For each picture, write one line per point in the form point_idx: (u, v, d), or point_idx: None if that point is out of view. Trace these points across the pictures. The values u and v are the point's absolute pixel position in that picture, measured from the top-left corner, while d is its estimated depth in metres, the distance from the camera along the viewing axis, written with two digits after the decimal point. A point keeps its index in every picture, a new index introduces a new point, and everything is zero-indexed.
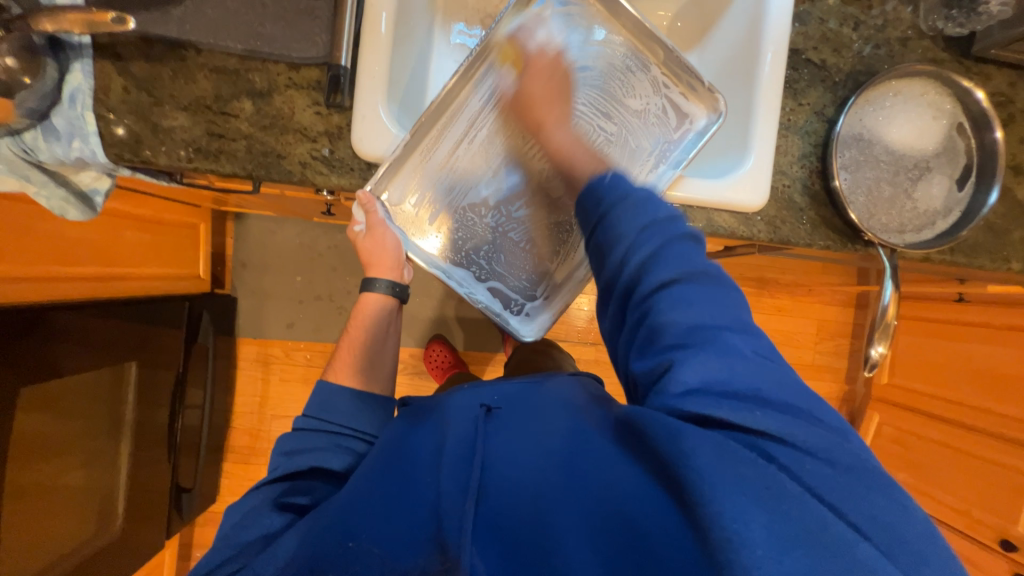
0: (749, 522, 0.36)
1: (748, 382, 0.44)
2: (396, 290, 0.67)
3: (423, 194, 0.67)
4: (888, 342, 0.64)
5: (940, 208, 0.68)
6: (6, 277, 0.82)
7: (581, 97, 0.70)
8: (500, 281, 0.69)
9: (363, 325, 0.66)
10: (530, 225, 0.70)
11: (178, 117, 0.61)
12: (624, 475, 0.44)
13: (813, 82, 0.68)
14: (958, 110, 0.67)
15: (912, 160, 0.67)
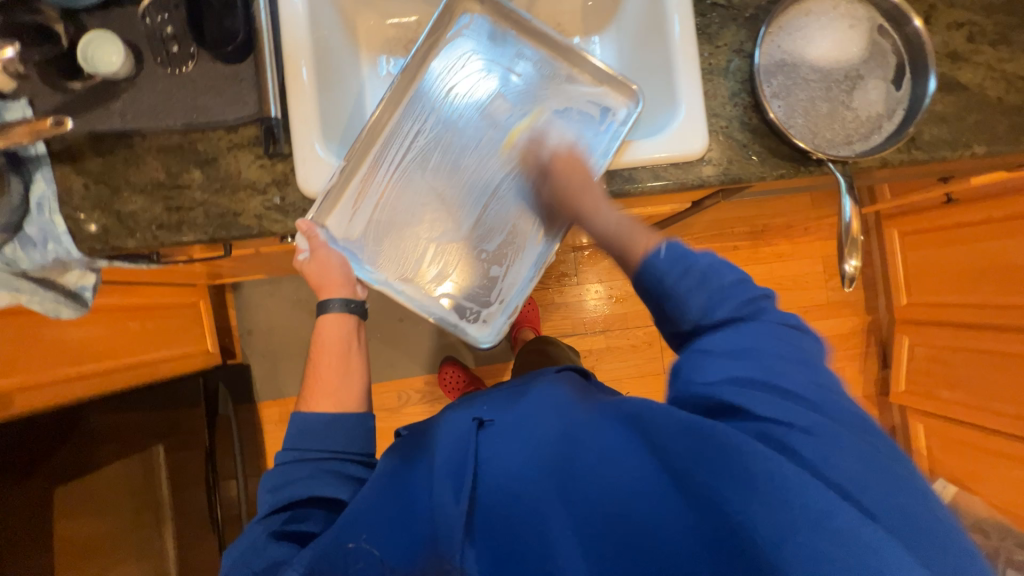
0: (750, 507, 0.41)
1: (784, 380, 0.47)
2: (351, 306, 0.64)
3: (367, 221, 0.70)
4: (860, 254, 0.63)
5: (883, 111, 0.67)
6: (30, 385, 0.88)
7: (506, 108, 0.73)
8: (451, 294, 0.71)
9: (325, 347, 0.64)
10: (475, 237, 0.72)
11: (137, 201, 0.65)
12: (621, 472, 0.48)
13: (725, 23, 0.69)
14: (874, 13, 0.68)
15: (842, 72, 0.67)
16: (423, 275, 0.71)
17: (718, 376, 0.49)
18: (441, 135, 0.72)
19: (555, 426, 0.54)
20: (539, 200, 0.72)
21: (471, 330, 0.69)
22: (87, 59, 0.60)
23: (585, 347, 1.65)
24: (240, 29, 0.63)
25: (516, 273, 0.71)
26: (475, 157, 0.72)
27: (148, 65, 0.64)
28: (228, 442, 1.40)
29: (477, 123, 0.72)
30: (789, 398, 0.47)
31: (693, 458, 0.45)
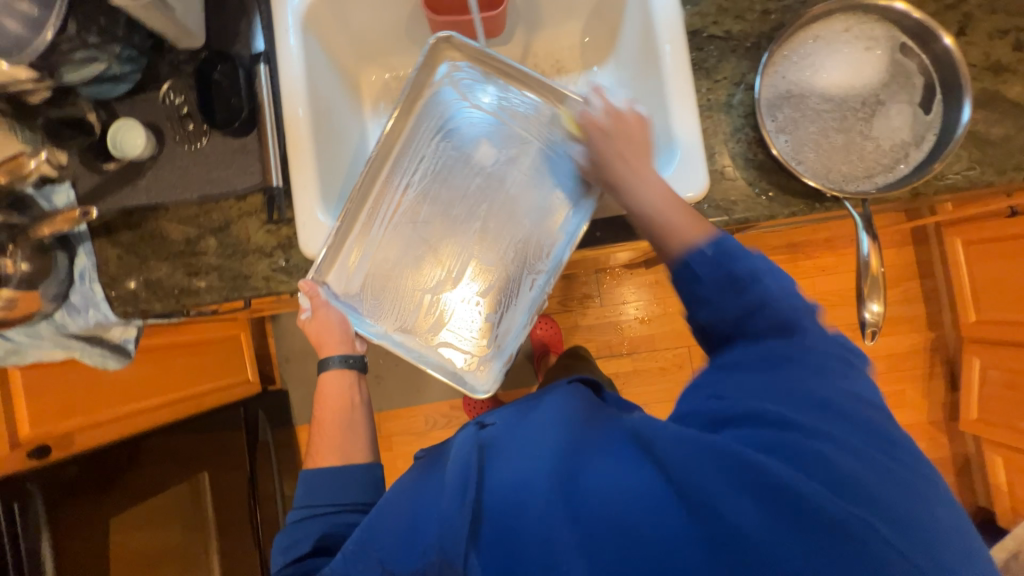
0: (749, 517, 0.39)
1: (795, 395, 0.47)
2: (350, 361, 0.68)
3: (366, 273, 0.72)
4: (881, 299, 0.57)
5: (909, 138, 0.61)
6: (93, 424, 0.98)
7: (495, 153, 0.75)
8: (449, 341, 0.71)
9: (329, 401, 0.67)
10: (470, 282, 0.74)
11: (162, 267, 0.71)
12: (635, 478, 0.43)
13: (723, 55, 0.65)
14: (893, 31, 0.61)
15: (857, 99, 0.61)
16: (422, 322, 0.73)
17: (728, 380, 0.50)
18: (432, 187, 0.75)
19: (559, 439, 0.47)
20: (529, 243, 0.73)
21: (468, 380, 0.66)
22: (116, 145, 0.67)
23: (611, 370, 1.61)
24: (244, 106, 0.68)
25: (511, 317, 0.71)
26: (466, 205, 0.75)
27: (168, 143, 0.70)
28: (268, 465, 1.49)
29: (467, 170, 0.75)
30: (800, 406, 0.46)
31: (710, 473, 0.41)
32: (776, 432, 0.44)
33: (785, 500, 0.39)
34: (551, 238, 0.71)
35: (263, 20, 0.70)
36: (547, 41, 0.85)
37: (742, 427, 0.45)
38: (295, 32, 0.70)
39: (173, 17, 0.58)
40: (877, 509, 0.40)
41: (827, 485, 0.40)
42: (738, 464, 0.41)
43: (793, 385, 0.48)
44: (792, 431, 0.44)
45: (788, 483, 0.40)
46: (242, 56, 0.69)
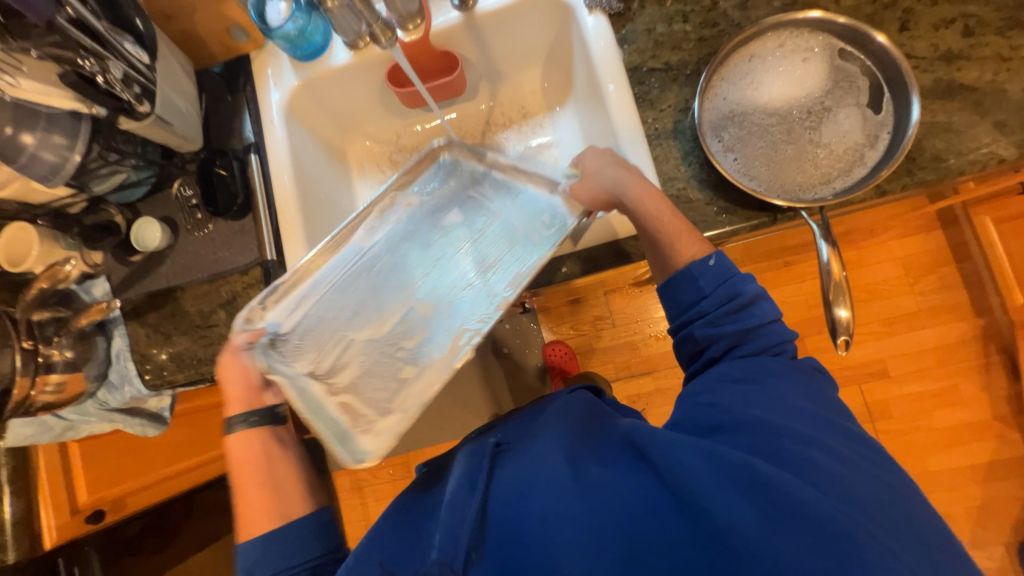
0: (744, 520, 0.42)
1: (785, 407, 0.50)
2: (254, 418, 0.57)
3: (304, 318, 0.63)
4: (845, 302, 0.60)
5: (863, 139, 0.60)
6: (138, 485, 1.04)
7: (454, 220, 0.71)
8: (354, 395, 0.61)
9: (247, 468, 0.55)
10: (404, 338, 0.65)
11: (182, 341, 0.79)
12: (636, 479, 0.47)
13: (665, 86, 0.68)
14: (829, 39, 0.62)
15: (802, 109, 0.62)
16: (337, 370, 0.63)
17: (723, 390, 0.52)
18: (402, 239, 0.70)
19: (567, 447, 0.51)
20: (476, 310, 0.63)
21: (355, 442, 0.57)
22: (139, 241, 0.78)
23: (635, 391, 1.57)
24: (239, 193, 0.77)
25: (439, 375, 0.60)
26: (431, 260, 0.70)
27: (181, 232, 0.79)
28: None
29: (426, 235, 0.71)
30: (790, 413, 0.49)
31: (696, 464, 0.45)
32: (769, 438, 0.47)
33: (773, 497, 0.42)
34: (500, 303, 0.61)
35: (251, 115, 0.79)
36: (509, 91, 0.90)
37: (727, 436, 0.49)
38: (280, 123, 0.79)
39: (175, 130, 0.67)
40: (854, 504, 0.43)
41: (815, 487, 0.43)
42: (734, 463, 0.45)
43: (789, 398, 0.51)
44: (762, 432, 0.47)
45: (780, 486, 0.43)
46: (236, 149, 0.79)
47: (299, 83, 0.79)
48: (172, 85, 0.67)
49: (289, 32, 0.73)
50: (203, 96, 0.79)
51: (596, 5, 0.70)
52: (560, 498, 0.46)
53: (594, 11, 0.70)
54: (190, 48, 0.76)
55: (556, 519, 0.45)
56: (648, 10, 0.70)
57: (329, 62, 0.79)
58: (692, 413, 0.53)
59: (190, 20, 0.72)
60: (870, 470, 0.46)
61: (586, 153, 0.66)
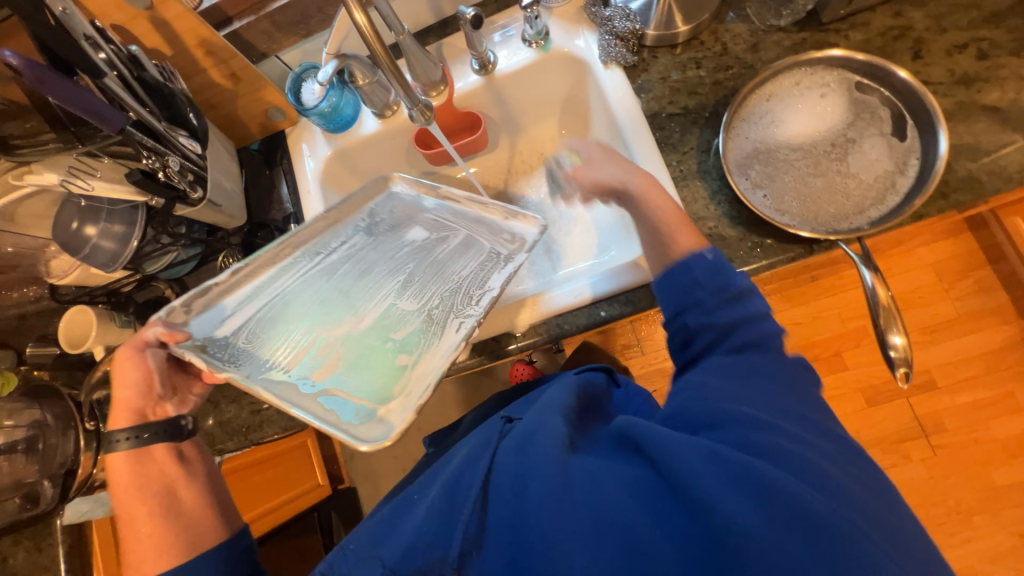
0: (749, 520, 0.35)
1: (770, 400, 0.44)
2: (146, 435, 0.53)
3: (258, 313, 0.58)
4: (900, 329, 0.60)
5: (892, 167, 0.61)
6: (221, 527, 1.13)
7: (414, 235, 0.65)
8: (302, 368, 0.55)
9: (134, 495, 0.51)
10: (381, 330, 0.58)
11: (231, 408, 0.81)
12: (628, 475, 0.42)
13: (686, 129, 0.70)
14: (844, 74, 0.64)
15: (825, 142, 0.63)
16: (311, 367, 0.55)
17: (708, 382, 0.46)
18: (355, 246, 0.64)
19: (565, 433, 0.47)
20: (433, 323, 0.57)
21: (354, 427, 0.47)
22: None
23: None
24: None
25: (426, 364, 0.53)
26: (380, 267, 0.63)
27: None
28: None
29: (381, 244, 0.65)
30: (780, 413, 0.43)
31: (704, 471, 0.38)
32: (754, 433, 0.41)
33: (778, 497, 0.36)
34: (465, 310, 0.56)
35: (288, 187, 0.84)
36: (529, 140, 0.93)
37: (714, 431, 0.42)
38: (315, 191, 0.82)
39: (223, 211, 0.71)
40: (849, 503, 0.37)
41: (817, 489, 0.37)
42: (729, 461, 0.38)
43: (782, 401, 0.44)
44: (750, 426, 0.41)
45: (786, 490, 0.36)
46: (276, 220, 0.83)
47: (332, 152, 0.83)
48: (220, 169, 0.71)
49: (324, 109, 0.77)
50: (244, 172, 0.84)
51: (612, 59, 0.72)
52: (553, 500, 0.41)
53: (609, 65, 0.73)
54: (231, 131, 0.81)
55: (548, 521, 0.41)
56: (662, 59, 0.72)
57: (359, 131, 0.83)
58: (679, 408, 0.46)
59: (233, 106, 0.77)
60: (860, 472, 0.41)
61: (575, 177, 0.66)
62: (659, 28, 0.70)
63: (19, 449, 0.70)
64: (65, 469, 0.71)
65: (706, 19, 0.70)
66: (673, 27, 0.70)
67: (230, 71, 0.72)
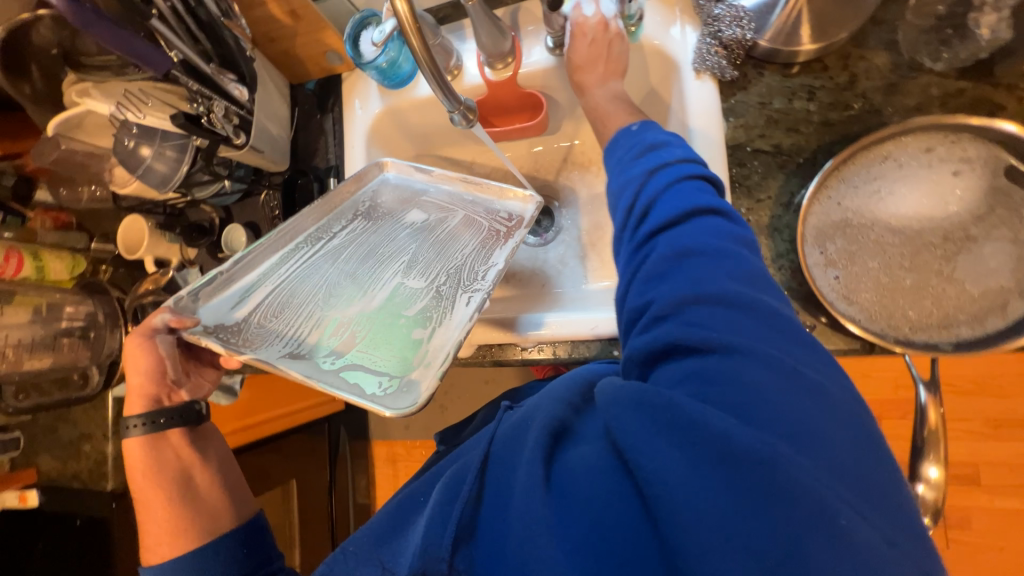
0: (699, 490, 0.32)
1: (734, 325, 0.39)
2: (160, 421, 0.55)
3: (269, 294, 0.53)
4: (938, 460, 0.52)
5: (1012, 284, 0.49)
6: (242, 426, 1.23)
7: (412, 219, 0.64)
8: (330, 344, 0.48)
9: (156, 479, 0.54)
10: (393, 305, 0.52)
11: None
12: (597, 460, 0.39)
13: (770, 172, 0.59)
14: (995, 151, 0.50)
15: (935, 232, 0.52)
16: (329, 343, 0.48)
17: (642, 283, 0.45)
18: (356, 232, 0.62)
19: (552, 418, 0.43)
20: (443, 295, 0.52)
21: (384, 397, 0.41)
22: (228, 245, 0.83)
23: None
24: None
25: (443, 335, 0.46)
26: (384, 249, 0.59)
27: None
28: (344, 476, 1.67)
29: (382, 230, 0.62)
30: (735, 322, 0.39)
31: (634, 418, 0.37)
32: (713, 373, 0.37)
33: (709, 440, 0.34)
34: (476, 284, 0.52)
35: (335, 137, 0.82)
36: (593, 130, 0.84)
37: (662, 369, 0.41)
38: (360, 148, 0.80)
39: (264, 157, 0.70)
40: (817, 456, 0.33)
41: (818, 470, 0.33)
42: (659, 406, 0.36)
43: (729, 311, 0.40)
44: (689, 358, 0.39)
45: (729, 436, 0.33)
46: (318, 169, 0.82)
47: (383, 109, 0.79)
48: (267, 113, 0.69)
49: (380, 63, 0.72)
50: (295, 113, 0.82)
51: (706, 69, 0.61)
52: (523, 484, 0.39)
53: (702, 75, 0.61)
54: (288, 68, 0.79)
55: (529, 516, 0.37)
56: (767, 79, 0.60)
57: (413, 92, 0.78)
58: (633, 343, 0.43)
59: (291, 44, 0.74)
60: (861, 439, 0.36)
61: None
62: (775, 40, 0.58)
63: (77, 334, 0.83)
64: (110, 360, 0.80)
65: (841, 38, 0.56)
66: (795, 43, 0.56)
67: (290, 9, 0.69)
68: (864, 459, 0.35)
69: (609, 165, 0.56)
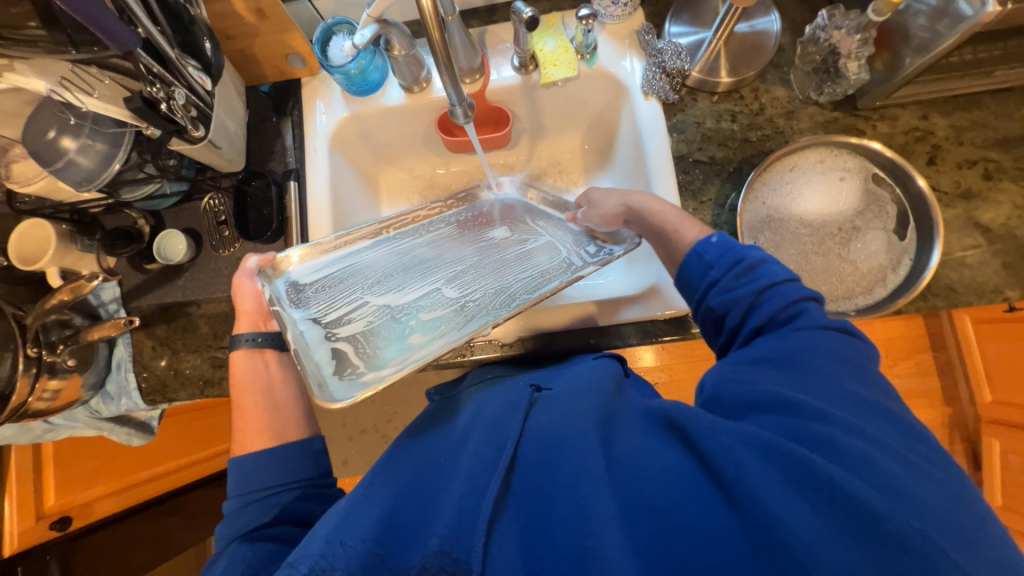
0: (806, 525, 0.34)
1: (834, 389, 0.41)
2: (259, 340, 0.59)
3: (332, 273, 0.61)
4: None
5: (888, 262, 0.64)
6: (167, 469, 1.11)
7: (494, 234, 0.69)
8: (344, 335, 0.53)
9: (248, 388, 0.57)
10: (417, 309, 0.57)
11: (190, 359, 0.76)
12: (678, 469, 0.40)
13: (708, 178, 0.71)
14: (864, 162, 0.67)
15: (835, 224, 0.66)
16: (342, 323, 0.55)
17: (744, 372, 0.45)
18: (441, 235, 0.68)
19: (598, 408, 0.47)
20: (466, 310, 0.56)
21: (332, 383, 0.47)
22: (160, 252, 0.75)
23: None
24: (274, 218, 0.75)
25: (428, 346, 0.51)
26: (450, 256, 0.65)
27: (205, 247, 0.76)
28: None
29: (464, 237, 0.68)
30: (838, 393, 0.41)
31: (740, 450, 0.38)
32: (824, 426, 0.38)
33: (828, 495, 0.35)
34: (512, 304, 0.55)
35: (294, 140, 0.78)
36: (548, 146, 0.91)
37: (763, 416, 0.41)
38: (323, 151, 0.78)
39: (221, 153, 0.66)
40: (915, 505, 0.34)
41: (925, 517, 0.34)
42: (773, 452, 0.37)
43: (837, 378, 0.41)
44: (799, 415, 0.39)
45: (856, 494, 0.34)
46: (275, 172, 0.78)
47: (348, 115, 0.79)
48: (226, 110, 0.66)
49: (350, 70, 0.72)
50: (247, 113, 0.78)
51: (653, 92, 0.72)
52: (584, 472, 0.41)
53: (650, 97, 0.72)
54: (244, 66, 0.75)
55: (588, 506, 0.39)
56: (700, 104, 0.73)
57: (382, 100, 0.79)
58: (719, 391, 0.45)
59: (250, 43, 0.71)
60: (961, 493, 0.36)
61: (591, 191, 0.67)
62: (702, 72, 0.71)
63: None
64: None
65: (751, 75, 0.70)
66: (716, 75, 0.70)
67: (256, 6, 0.66)
68: (967, 521, 0.35)
69: (692, 287, 0.53)
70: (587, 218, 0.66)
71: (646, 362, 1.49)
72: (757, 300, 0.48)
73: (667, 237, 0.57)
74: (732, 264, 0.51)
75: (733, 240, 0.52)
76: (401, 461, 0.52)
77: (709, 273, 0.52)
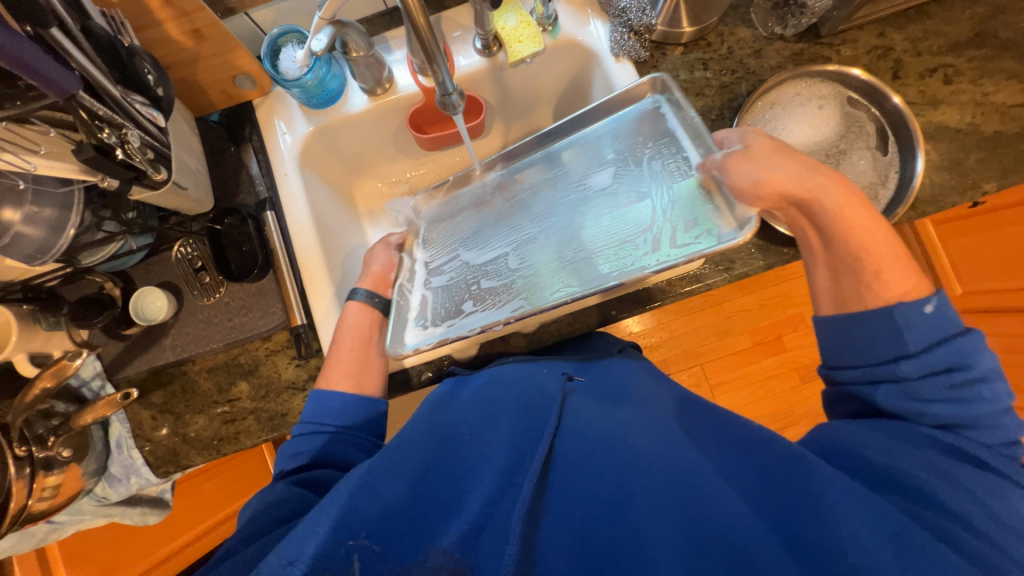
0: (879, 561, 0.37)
1: (938, 468, 0.44)
2: (375, 299, 0.65)
3: (450, 219, 0.72)
4: None
5: (876, 178, 0.66)
6: (185, 541, 1.04)
7: (603, 179, 0.62)
8: (433, 290, 0.63)
9: (345, 332, 0.63)
10: (492, 271, 0.62)
11: (198, 420, 0.71)
12: (730, 497, 0.43)
13: None
14: (838, 88, 0.68)
15: (821, 152, 0.68)
16: (440, 270, 0.65)
17: (864, 437, 0.48)
18: (539, 183, 0.67)
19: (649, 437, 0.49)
20: (530, 281, 0.58)
21: (404, 332, 0.59)
22: (140, 313, 0.68)
23: None
24: (258, 253, 0.70)
25: (484, 316, 0.56)
26: (541, 211, 0.65)
27: (187, 298, 0.70)
28: None
29: (569, 186, 0.64)
30: (948, 477, 0.43)
31: (837, 494, 0.41)
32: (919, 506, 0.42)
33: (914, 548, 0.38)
34: (596, 283, 0.53)
35: (261, 167, 0.73)
36: (521, 127, 0.89)
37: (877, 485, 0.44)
38: (295, 173, 0.73)
39: (189, 195, 0.61)
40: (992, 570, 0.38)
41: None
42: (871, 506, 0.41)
43: (948, 469, 0.44)
44: (907, 489, 0.43)
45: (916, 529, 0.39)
46: (247, 205, 0.73)
47: (314, 131, 0.74)
48: (183, 146, 0.61)
49: (307, 82, 0.68)
50: (203, 147, 0.73)
51: (624, 53, 0.71)
52: (656, 494, 0.43)
53: (622, 58, 0.71)
54: (188, 98, 0.69)
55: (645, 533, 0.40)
56: (671, 57, 0.73)
57: (346, 108, 0.74)
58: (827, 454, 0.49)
59: (190, 70, 0.65)
60: None
61: (749, 135, 0.55)
62: (667, 24, 0.70)
63: None
64: None
65: (714, 21, 0.70)
66: (678, 25, 0.70)
67: (193, 28, 0.60)
68: None
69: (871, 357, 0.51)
70: (735, 172, 0.51)
71: (641, 322, 1.51)
72: (972, 413, 0.47)
73: (858, 292, 0.53)
74: (948, 364, 0.48)
75: (950, 309, 0.49)
76: (421, 422, 0.51)
77: (898, 363, 0.50)
